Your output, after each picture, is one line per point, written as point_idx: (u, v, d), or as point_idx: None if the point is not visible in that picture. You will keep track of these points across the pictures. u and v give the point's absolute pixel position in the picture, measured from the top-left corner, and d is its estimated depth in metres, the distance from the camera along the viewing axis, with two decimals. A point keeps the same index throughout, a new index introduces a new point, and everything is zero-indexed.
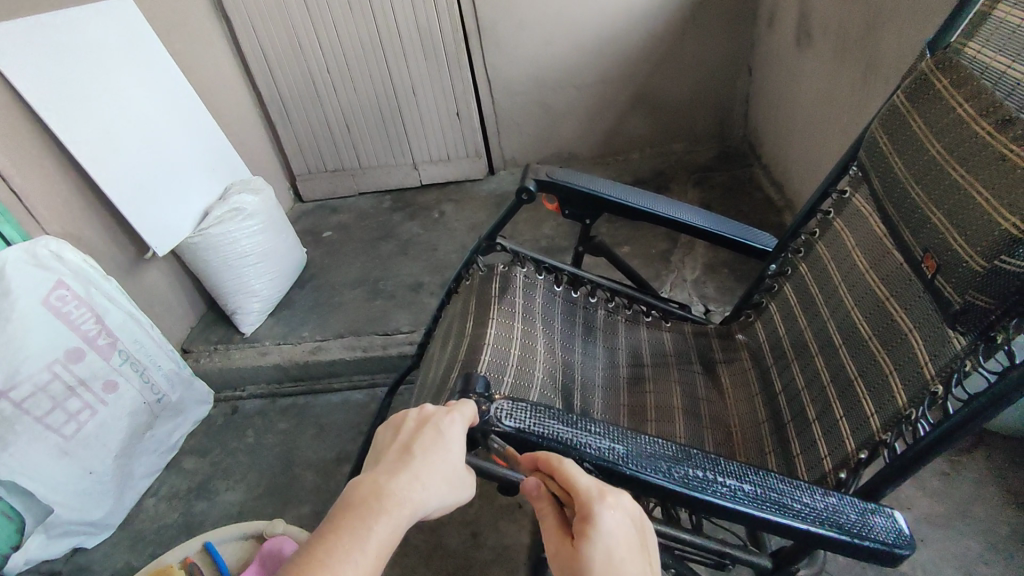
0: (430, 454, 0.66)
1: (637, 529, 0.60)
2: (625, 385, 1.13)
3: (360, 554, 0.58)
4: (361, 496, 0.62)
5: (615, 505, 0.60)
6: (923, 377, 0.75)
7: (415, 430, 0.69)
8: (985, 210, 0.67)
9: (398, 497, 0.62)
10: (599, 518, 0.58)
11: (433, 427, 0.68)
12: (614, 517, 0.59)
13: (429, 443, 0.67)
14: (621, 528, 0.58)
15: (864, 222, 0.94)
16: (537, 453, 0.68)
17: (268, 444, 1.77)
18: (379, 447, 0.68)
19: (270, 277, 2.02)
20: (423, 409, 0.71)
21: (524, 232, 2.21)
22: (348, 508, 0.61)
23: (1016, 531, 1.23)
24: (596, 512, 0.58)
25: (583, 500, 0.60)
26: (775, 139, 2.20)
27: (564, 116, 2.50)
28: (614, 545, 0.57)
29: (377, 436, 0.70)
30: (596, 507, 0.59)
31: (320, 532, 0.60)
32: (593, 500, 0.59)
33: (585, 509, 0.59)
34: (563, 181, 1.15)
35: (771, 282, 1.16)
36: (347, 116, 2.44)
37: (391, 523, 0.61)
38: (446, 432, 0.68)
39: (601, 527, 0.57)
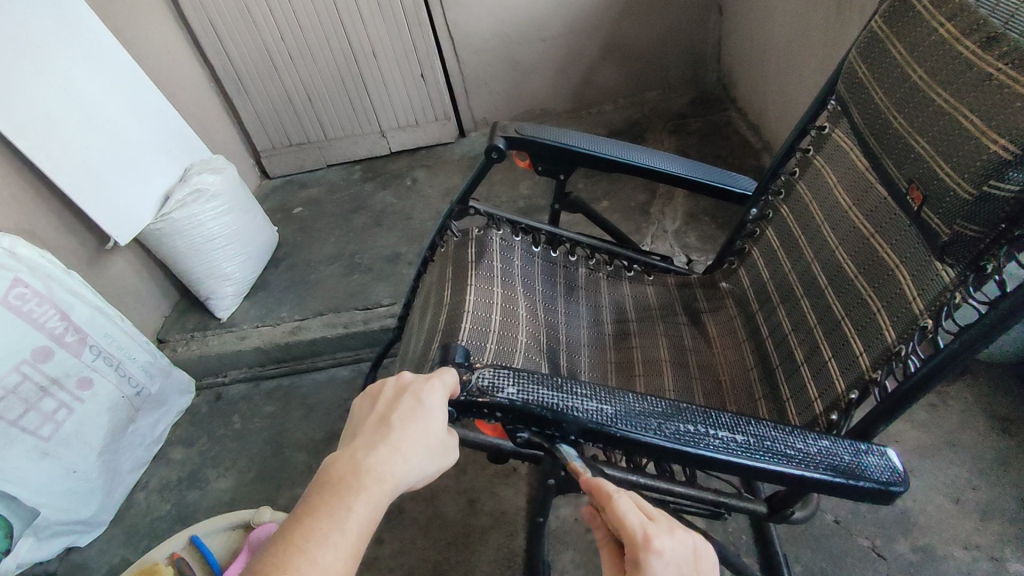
0: (410, 425, 0.63)
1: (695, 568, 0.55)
2: (611, 343, 1.11)
3: (339, 534, 0.56)
4: (339, 473, 0.59)
5: (664, 549, 0.55)
6: (911, 313, 0.73)
7: (393, 400, 0.66)
8: (970, 136, 0.64)
9: (377, 473, 0.59)
10: (646, 567, 0.54)
11: (412, 396, 0.66)
12: (663, 564, 0.54)
13: (408, 412, 0.64)
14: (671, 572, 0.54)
15: (845, 157, 0.91)
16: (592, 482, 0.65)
17: (256, 429, 1.74)
18: (357, 420, 0.66)
19: (241, 258, 1.95)
20: (402, 377, 0.69)
21: (501, 193, 2.16)
22: (325, 486, 0.59)
23: (1001, 455, 1.26)
24: (643, 561, 0.55)
25: (630, 548, 0.56)
26: (750, 79, 2.15)
27: (533, 71, 2.42)
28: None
29: (356, 407, 0.67)
30: (640, 555, 0.55)
31: (296, 512, 0.57)
32: (639, 547, 0.55)
33: (632, 555, 0.56)
34: (534, 136, 1.10)
35: (752, 226, 1.13)
36: (307, 87, 2.34)
37: (372, 500, 0.58)
38: (426, 400, 0.65)
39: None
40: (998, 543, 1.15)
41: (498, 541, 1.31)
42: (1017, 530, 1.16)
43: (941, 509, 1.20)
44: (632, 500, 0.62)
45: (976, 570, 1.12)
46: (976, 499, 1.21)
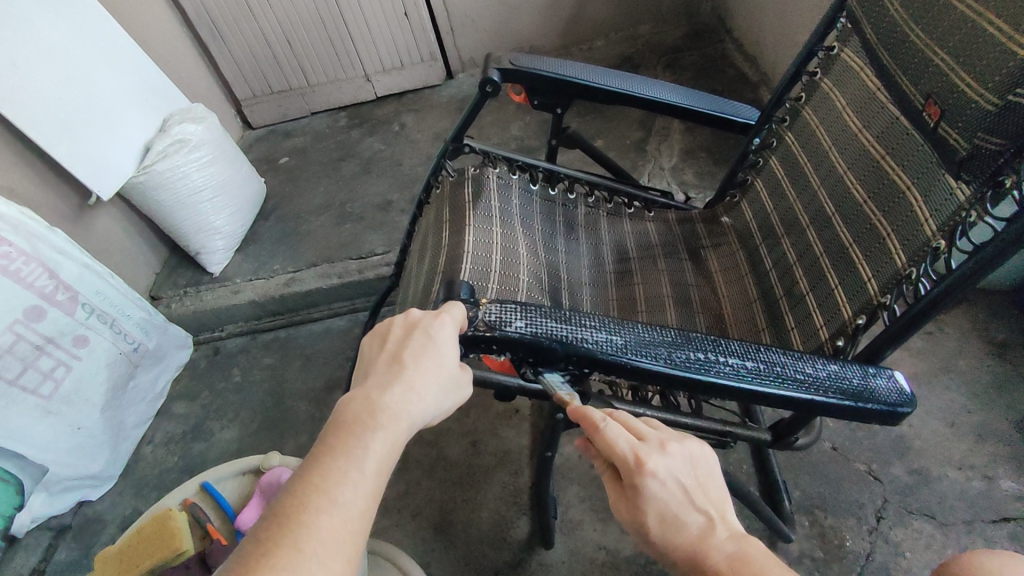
0: (422, 362, 0.62)
1: (690, 479, 0.57)
2: (613, 281, 1.10)
3: (359, 473, 0.55)
4: (355, 413, 0.58)
5: (658, 469, 0.56)
6: (923, 234, 0.72)
7: (403, 338, 0.65)
8: (997, 43, 0.61)
9: (393, 411, 0.58)
10: (646, 490, 0.56)
11: (422, 332, 0.65)
12: (660, 483, 0.56)
13: (419, 349, 0.63)
14: (670, 489, 0.56)
15: (855, 78, 0.87)
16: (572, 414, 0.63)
17: (256, 381, 1.74)
18: (367, 360, 0.65)
19: (229, 211, 1.91)
20: (409, 315, 0.67)
21: (492, 135, 2.10)
22: (341, 426, 0.58)
23: (995, 379, 1.28)
24: (640, 484, 0.56)
25: (625, 474, 0.57)
26: (748, 8, 2.07)
27: (521, 5, 2.31)
28: (667, 509, 0.55)
29: (365, 347, 0.66)
30: (639, 480, 0.56)
31: (313, 453, 0.56)
32: (634, 472, 0.56)
33: (630, 481, 0.57)
34: (529, 67, 1.05)
35: (755, 157, 1.10)
36: (285, 29, 2.22)
37: (389, 439, 0.58)
38: (436, 337, 0.64)
39: (647, 498, 0.55)
40: (990, 462, 1.18)
41: (504, 480, 1.33)
42: (1009, 450, 1.19)
43: (936, 433, 1.23)
44: (618, 422, 0.62)
45: (968, 489, 1.16)
46: (970, 422, 1.23)
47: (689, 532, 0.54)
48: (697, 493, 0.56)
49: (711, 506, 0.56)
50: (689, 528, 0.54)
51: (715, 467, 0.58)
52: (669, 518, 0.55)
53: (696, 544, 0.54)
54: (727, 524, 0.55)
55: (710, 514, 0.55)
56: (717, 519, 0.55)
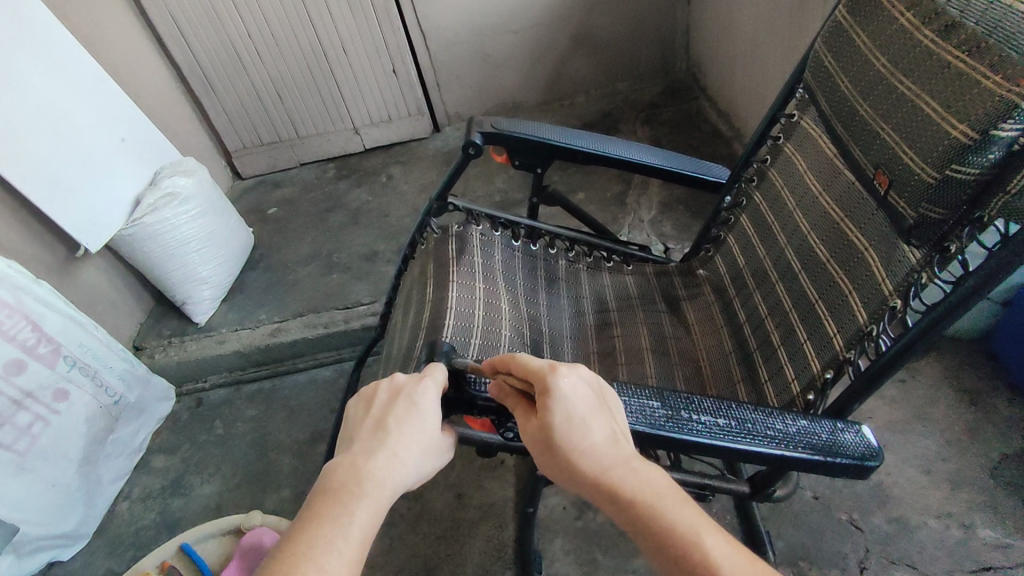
0: (406, 428, 0.64)
1: (594, 394, 0.64)
2: (593, 333, 1.13)
3: (344, 541, 0.55)
4: (340, 480, 0.59)
5: (569, 377, 0.63)
6: (881, 294, 0.75)
7: (388, 403, 0.66)
8: (931, 122, 0.66)
9: (378, 479, 0.60)
10: (555, 394, 0.62)
11: (405, 398, 0.66)
12: (568, 386, 0.62)
13: (403, 415, 0.65)
14: (580, 394, 0.63)
15: (814, 143, 0.94)
16: (494, 358, 0.70)
17: (239, 433, 1.72)
18: (352, 424, 0.66)
19: (217, 261, 1.93)
20: (394, 379, 0.69)
21: (477, 188, 2.17)
22: (327, 492, 0.59)
23: (968, 426, 1.31)
24: (549, 390, 0.62)
25: (539, 379, 0.63)
26: (720, 68, 2.20)
27: (504, 64, 2.43)
28: (575, 411, 0.61)
29: (350, 411, 0.68)
30: (550, 382, 0.62)
31: (300, 519, 0.57)
32: (548, 376, 0.63)
33: (541, 390, 0.63)
34: (510, 131, 1.11)
35: (727, 215, 1.16)
36: (277, 85, 2.31)
37: (373, 506, 0.59)
38: (420, 402, 0.66)
39: (558, 397, 0.61)
40: (968, 510, 1.20)
41: (488, 534, 1.32)
42: (985, 497, 1.21)
43: (913, 481, 1.25)
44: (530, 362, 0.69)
45: (948, 538, 1.17)
46: (946, 470, 1.26)
47: (595, 437, 0.60)
48: (601, 407, 0.63)
49: (610, 424, 0.62)
50: (595, 432, 0.61)
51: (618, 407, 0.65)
52: (577, 421, 0.61)
53: (599, 449, 0.60)
54: (625, 442, 0.62)
55: (613, 428, 0.62)
56: (615, 433, 0.62)
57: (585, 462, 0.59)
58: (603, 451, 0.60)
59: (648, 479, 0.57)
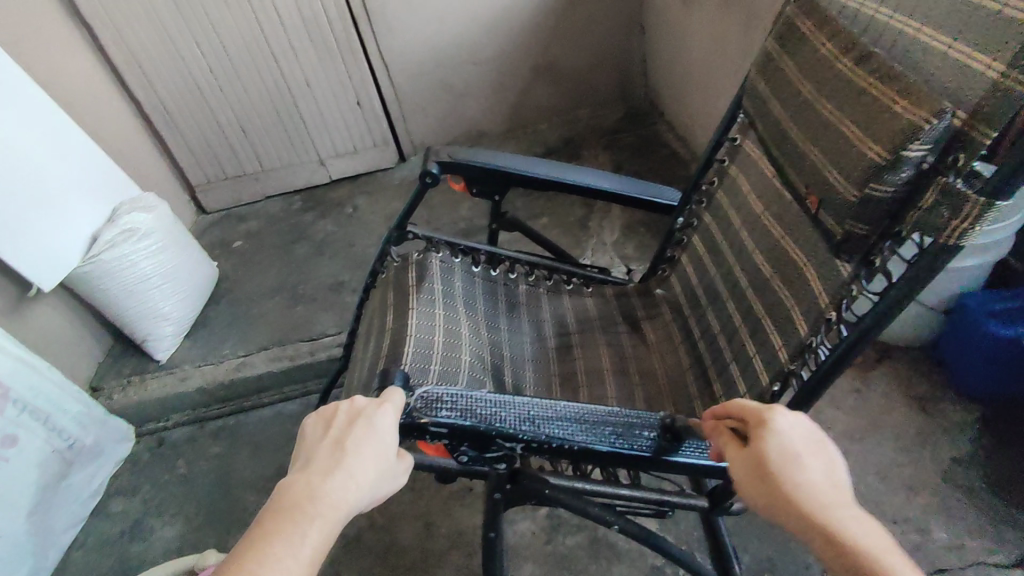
0: (364, 451, 0.64)
1: (822, 438, 0.61)
2: (554, 355, 1.14)
3: (293, 561, 0.55)
4: (294, 499, 0.59)
5: (785, 418, 0.62)
6: (818, 307, 0.78)
7: (348, 425, 0.66)
8: (851, 144, 0.70)
9: (332, 500, 0.60)
10: (769, 425, 0.61)
11: (365, 421, 0.66)
12: (784, 423, 0.62)
13: (362, 437, 0.65)
14: (801, 434, 0.61)
15: (755, 165, 0.99)
16: (716, 405, 0.71)
17: (202, 472, 1.68)
18: (310, 443, 0.65)
19: (179, 296, 1.90)
20: (355, 400, 0.69)
21: (443, 216, 2.19)
22: (279, 511, 0.58)
23: (921, 432, 1.35)
24: (764, 423, 0.62)
25: (753, 414, 0.64)
26: (675, 94, 2.29)
27: (468, 94, 2.48)
28: (793, 445, 0.60)
29: (307, 430, 0.67)
30: (767, 417, 0.62)
31: (249, 537, 0.57)
32: (765, 413, 0.63)
33: (756, 424, 0.63)
34: (466, 159, 1.13)
35: (680, 235, 1.19)
36: (241, 119, 2.31)
37: (325, 527, 0.59)
38: (379, 425, 0.66)
39: (773, 428, 0.61)
40: (923, 514, 1.23)
41: (458, 563, 1.30)
42: (939, 500, 1.24)
43: (871, 488, 1.28)
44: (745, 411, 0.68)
45: (906, 543, 1.20)
46: (903, 476, 1.29)
47: (811, 474, 0.58)
48: (826, 452, 0.61)
49: (833, 468, 0.60)
50: (816, 470, 0.59)
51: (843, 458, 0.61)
52: (795, 455, 0.59)
53: (818, 488, 0.57)
54: (845, 487, 0.59)
55: (833, 472, 0.59)
56: (838, 477, 0.59)
57: (799, 497, 0.57)
58: (825, 491, 0.57)
59: (877, 537, 0.53)
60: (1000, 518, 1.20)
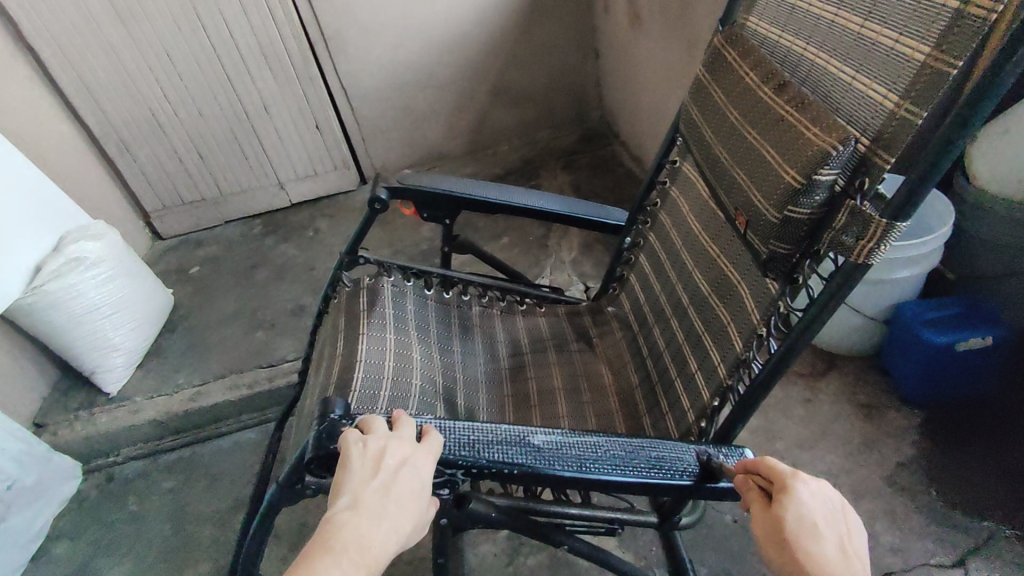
0: (408, 504, 0.64)
1: (841, 512, 0.60)
2: (508, 376, 1.15)
3: None
4: (343, 545, 0.59)
5: (810, 484, 0.61)
6: (751, 323, 0.82)
7: (396, 470, 0.65)
8: (771, 168, 0.73)
9: (378, 553, 0.60)
10: (794, 490, 0.60)
11: (412, 469, 0.66)
12: (807, 490, 0.60)
13: (409, 489, 0.64)
14: (822, 505, 0.59)
15: (693, 186, 1.02)
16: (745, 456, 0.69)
17: (154, 507, 1.63)
18: (354, 479, 0.64)
19: (130, 326, 1.86)
20: (402, 442, 0.67)
21: (404, 238, 2.19)
22: (328, 553, 0.58)
23: (867, 438, 1.40)
24: (791, 486, 0.60)
25: (779, 477, 0.62)
26: (629, 115, 2.35)
27: (428, 117, 2.50)
28: (813, 517, 0.58)
29: (352, 462, 0.65)
30: (790, 482, 0.60)
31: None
32: (789, 477, 0.61)
33: (782, 485, 0.61)
34: (415, 185, 1.14)
35: (628, 254, 1.22)
36: (196, 144, 2.28)
37: None
38: (425, 476, 0.66)
39: (795, 495, 0.59)
40: (870, 519, 1.27)
41: None
42: (886, 505, 1.28)
43: None
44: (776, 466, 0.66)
45: None
46: (851, 483, 1.33)
47: (824, 547, 0.56)
48: (844, 525, 0.59)
49: (849, 542, 0.58)
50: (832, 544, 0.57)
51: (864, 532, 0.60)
52: (812, 526, 0.58)
53: (834, 562, 0.55)
54: (860, 563, 0.57)
55: (849, 546, 0.58)
56: (852, 552, 0.57)
57: (812, 565, 0.55)
58: (837, 564, 0.55)
59: None
60: (942, 520, 1.25)
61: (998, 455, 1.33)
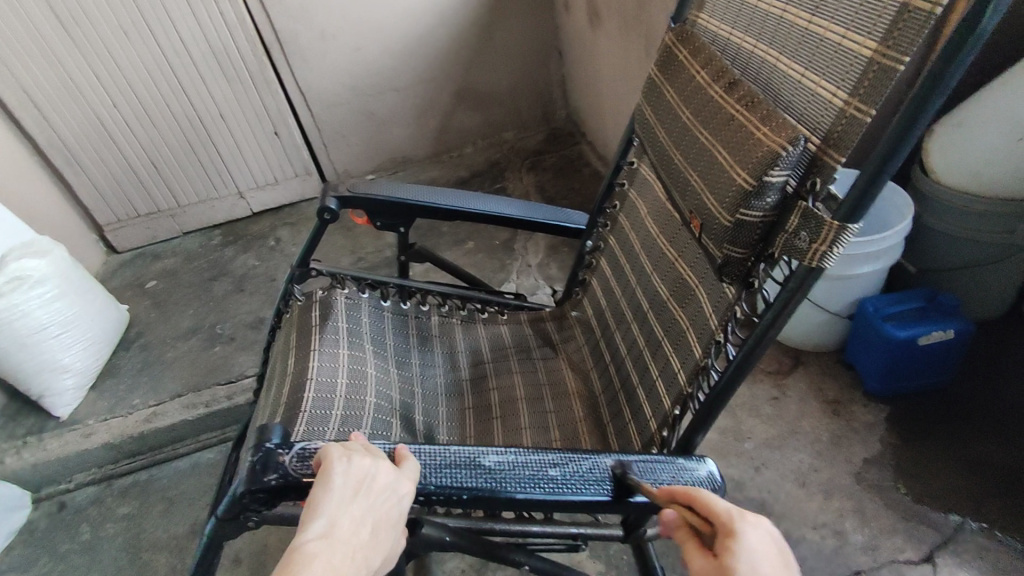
0: (381, 536, 0.61)
1: (788, 556, 0.54)
2: (469, 388, 1.11)
3: None
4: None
5: (758, 526, 0.55)
6: (709, 329, 0.80)
7: (375, 497, 0.62)
8: (723, 169, 0.71)
9: None
10: (737, 532, 0.54)
11: (392, 497, 0.62)
12: (751, 533, 0.54)
13: (384, 519, 0.61)
14: (766, 549, 0.53)
15: (650, 187, 1.00)
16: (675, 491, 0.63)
17: (108, 535, 1.55)
18: (330, 504, 0.59)
19: (81, 346, 1.76)
20: (384, 468, 0.64)
21: (367, 245, 2.14)
22: None
23: (835, 435, 1.40)
24: (735, 529, 0.54)
25: (721, 516, 0.56)
26: (593, 115, 2.33)
27: (391, 121, 2.45)
28: (758, 564, 0.52)
29: (329, 486, 0.61)
30: (734, 524, 0.54)
31: None
32: (731, 519, 0.55)
33: (724, 527, 0.55)
34: (366, 193, 1.10)
35: (590, 258, 1.20)
36: (150, 153, 2.20)
37: None
38: (404, 505, 0.63)
39: (739, 538, 0.53)
40: (839, 517, 1.26)
41: None
42: (854, 502, 1.28)
43: (791, 495, 1.31)
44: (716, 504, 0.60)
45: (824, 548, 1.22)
46: (820, 481, 1.32)
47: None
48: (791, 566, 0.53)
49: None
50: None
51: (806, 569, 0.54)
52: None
53: None
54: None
55: None
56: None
57: None
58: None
59: None
60: (909, 514, 1.25)
61: (961, 447, 1.34)
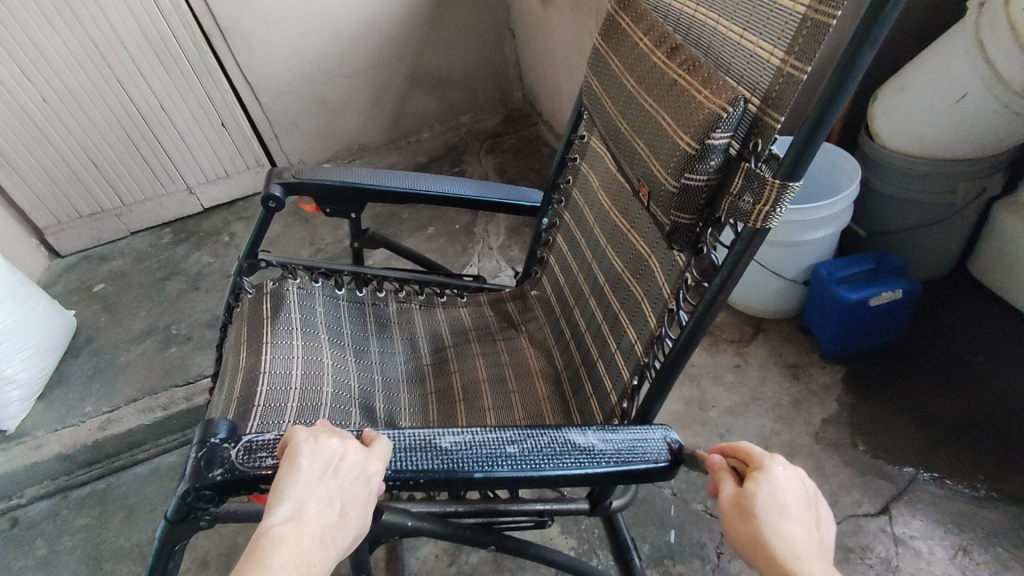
0: (352, 516, 0.58)
1: (816, 499, 0.55)
2: (431, 372, 1.10)
3: None
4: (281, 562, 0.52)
5: (786, 467, 0.56)
6: (662, 298, 0.80)
7: (342, 477, 0.60)
8: (667, 135, 0.71)
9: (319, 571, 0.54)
10: (766, 468, 0.55)
11: (360, 477, 0.60)
12: (781, 472, 0.55)
13: (355, 498, 0.59)
14: (795, 489, 0.55)
15: (602, 161, 0.99)
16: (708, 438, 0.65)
17: (67, 548, 1.49)
18: (295, 487, 0.57)
19: (23, 355, 1.67)
20: (352, 448, 0.62)
21: (325, 235, 2.09)
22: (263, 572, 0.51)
23: (794, 398, 1.43)
24: (765, 466, 0.56)
25: (753, 455, 0.57)
26: (548, 94, 2.32)
27: (343, 108, 2.38)
28: (784, 496, 0.54)
29: (295, 469, 0.59)
30: (764, 461, 0.56)
31: None
32: (761, 457, 0.57)
33: (753, 463, 0.56)
34: (312, 179, 1.06)
35: (546, 236, 1.19)
36: (88, 149, 2.09)
37: None
38: (373, 484, 0.61)
39: (767, 472, 0.55)
40: None
41: None
42: (814, 462, 1.32)
43: None
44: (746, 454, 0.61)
45: None
46: (782, 443, 1.36)
47: (793, 527, 0.52)
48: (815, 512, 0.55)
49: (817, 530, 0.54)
50: (802, 528, 0.52)
51: (830, 521, 0.56)
52: (783, 505, 0.53)
53: (801, 541, 0.51)
54: (827, 553, 0.52)
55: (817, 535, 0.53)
56: (818, 541, 0.52)
57: (774, 542, 0.51)
58: (804, 546, 0.51)
59: None
60: (866, 469, 1.29)
61: (913, 402, 1.38)
